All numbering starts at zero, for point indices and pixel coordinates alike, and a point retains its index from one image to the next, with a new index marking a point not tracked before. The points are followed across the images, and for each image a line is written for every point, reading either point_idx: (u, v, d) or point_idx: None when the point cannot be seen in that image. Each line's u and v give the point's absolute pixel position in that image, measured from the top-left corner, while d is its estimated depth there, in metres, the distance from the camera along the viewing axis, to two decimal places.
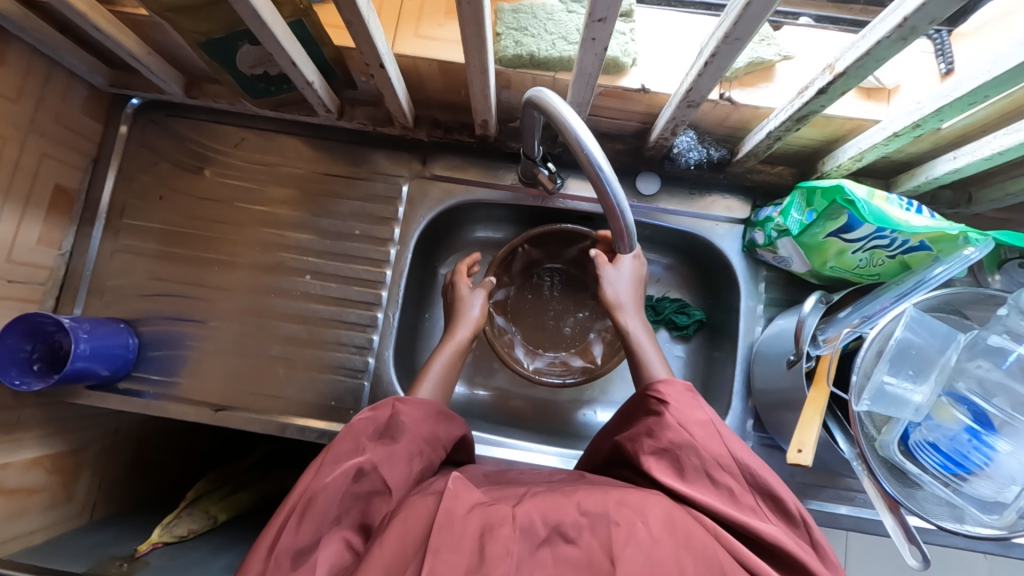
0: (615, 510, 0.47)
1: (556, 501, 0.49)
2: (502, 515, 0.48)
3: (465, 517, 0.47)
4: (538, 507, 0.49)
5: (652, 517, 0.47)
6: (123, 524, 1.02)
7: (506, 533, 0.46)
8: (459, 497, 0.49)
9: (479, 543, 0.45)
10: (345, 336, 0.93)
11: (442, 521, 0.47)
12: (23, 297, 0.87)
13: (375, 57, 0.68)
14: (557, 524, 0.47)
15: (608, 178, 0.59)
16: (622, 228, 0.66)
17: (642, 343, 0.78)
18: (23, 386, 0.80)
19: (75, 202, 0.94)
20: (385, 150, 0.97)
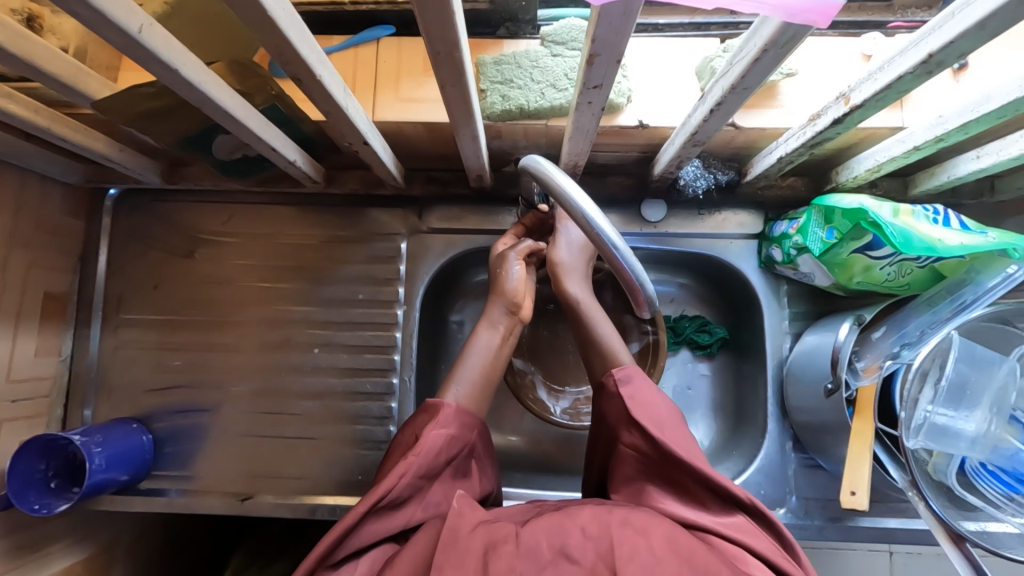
0: (618, 528, 0.51)
1: (559, 520, 0.53)
2: (506, 535, 0.53)
3: (471, 537, 0.52)
4: (541, 527, 0.53)
5: (651, 537, 0.51)
6: None
7: (509, 551, 0.50)
8: (466, 517, 0.55)
9: (485, 563, 0.50)
10: (363, 407, 0.90)
11: (450, 538, 0.52)
12: (29, 413, 0.84)
13: (358, 135, 0.64)
14: (561, 540, 0.51)
15: (624, 255, 0.58)
16: (642, 299, 0.66)
17: (588, 309, 0.79)
18: (44, 509, 0.78)
19: (68, 305, 0.91)
20: (378, 207, 0.94)
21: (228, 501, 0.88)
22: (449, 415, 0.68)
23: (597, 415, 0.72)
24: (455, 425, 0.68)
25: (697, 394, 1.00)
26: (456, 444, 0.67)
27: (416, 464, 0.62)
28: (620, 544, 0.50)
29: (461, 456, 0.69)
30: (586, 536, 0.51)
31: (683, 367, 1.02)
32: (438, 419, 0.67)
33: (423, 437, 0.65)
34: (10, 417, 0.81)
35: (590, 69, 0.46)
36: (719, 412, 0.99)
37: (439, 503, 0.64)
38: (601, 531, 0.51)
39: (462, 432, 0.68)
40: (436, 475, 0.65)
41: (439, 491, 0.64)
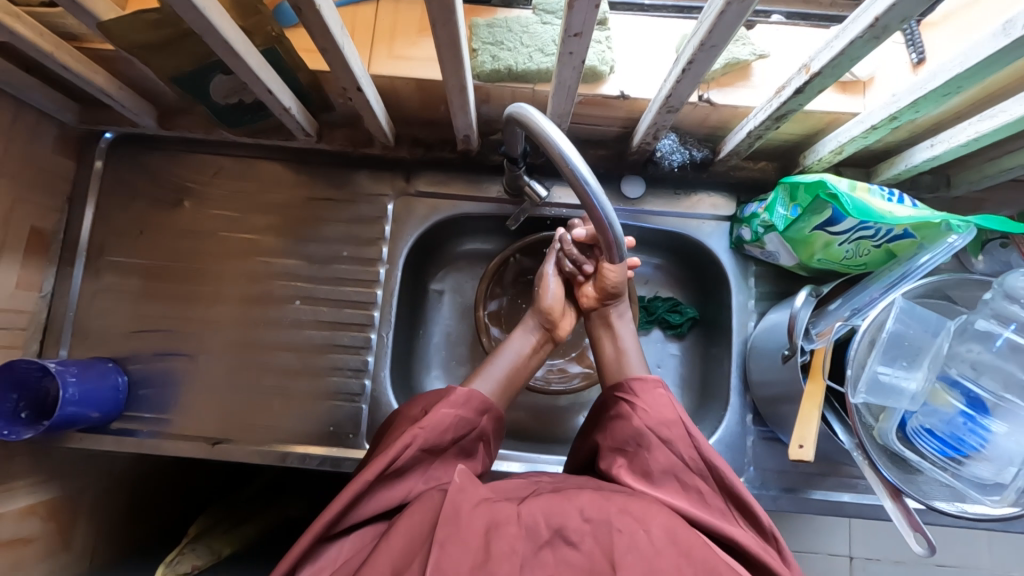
0: (617, 517, 0.54)
1: (561, 503, 0.55)
2: (509, 515, 0.54)
3: (472, 514, 0.53)
4: (544, 511, 0.54)
5: (651, 526, 0.53)
6: (123, 567, 1.02)
7: (511, 532, 0.52)
8: (468, 494, 0.54)
9: (488, 543, 0.51)
10: (340, 360, 0.92)
11: (449, 517, 0.52)
12: (4, 344, 0.84)
13: (352, 81, 0.67)
14: (562, 525, 0.53)
15: (594, 189, 0.56)
16: (613, 241, 0.63)
17: (629, 351, 0.81)
18: (12, 435, 0.78)
19: (52, 243, 0.92)
20: (367, 169, 0.97)
21: (199, 445, 0.89)
22: (461, 397, 0.70)
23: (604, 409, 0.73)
24: (464, 406, 0.69)
25: (666, 373, 1.03)
26: (463, 425, 0.68)
27: (421, 436, 0.65)
28: (620, 534, 0.52)
29: (469, 438, 0.70)
30: (586, 524, 0.53)
31: (655, 346, 1.04)
32: (450, 399, 0.69)
33: (432, 413, 0.67)
34: None
35: (572, 14, 0.50)
36: (686, 391, 1.02)
37: (438, 479, 0.65)
38: (603, 520, 0.53)
39: (475, 415, 0.70)
40: (439, 452, 0.67)
41: (438, 467, 0.66)
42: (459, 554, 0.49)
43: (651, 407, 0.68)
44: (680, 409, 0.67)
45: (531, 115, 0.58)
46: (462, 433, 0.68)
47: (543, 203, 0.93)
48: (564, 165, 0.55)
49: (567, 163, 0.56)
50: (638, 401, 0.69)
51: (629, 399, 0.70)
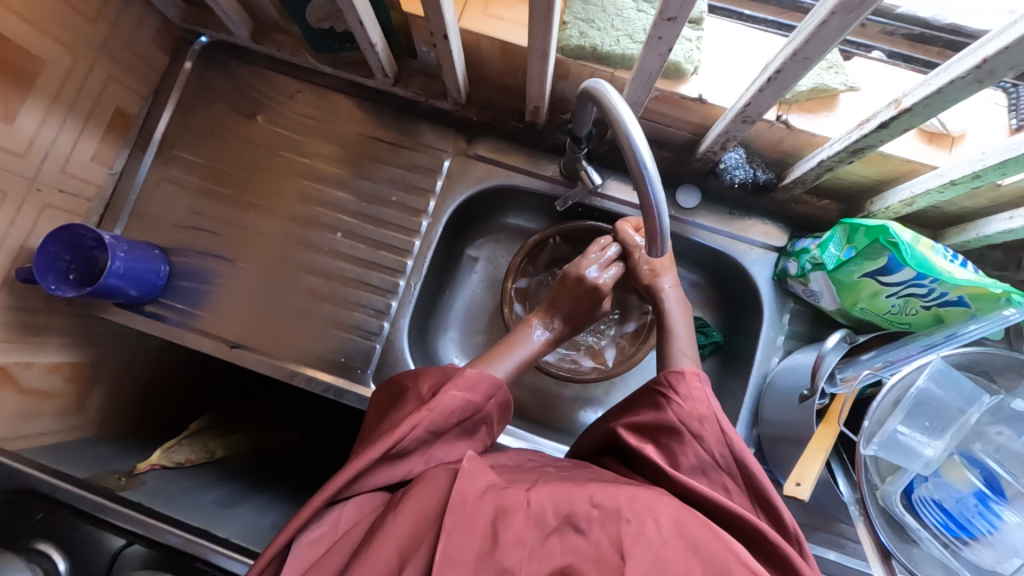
0: (627, 506, 0.56)
1: (567, 491, 0.58)
2: (518, 503, 0.57)
3: (477, 502, 0.57)
4: (552, 499, 0.57)
5: (660, 517, 0.55)
6: (125, 443, 1.08)
7: (519, 521, 0.55)
8: (468, 484, 0.57)
9: (496, 530, 0.55)
10: (365, 298, 0.95)
11: (455, 506, 0.56)
12: (68, 208, 0.89)
13: (442, 28, 0.69)
14: (570, 513, 0.56)
15: (651, 176, 0.55)
16: (657, 233, 0.60)
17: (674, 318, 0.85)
18: (58, 292, 0.84)
19: (132, 126, 0.97)
20: (434, 123, 0.99)
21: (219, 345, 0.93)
22: (470, 379, 0.70)
23: (637, 399, 0.73)
24: (476, 386, 0.70)
25: None
26: (470, 408, 0.69)
27: (428, 419, 0.65)
28: (628, 528, 0.54)
29: (473, 420, 0.70)
30: (594, 516, 0.56)
31: None
32: (460, 381, 0.69)
33: (438, 397, 0.67)
34: (53, 204, 0.86)
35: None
36: None
37: (440, 458, 0.67)
38: (611, 512, 0.56)
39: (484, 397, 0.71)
40: (446, 432, 0.68)
41: (443, 447, 0.67)
42: (464, 539, 0.54)
43: (693, 396, 0.67)
44: (714, 400, 0.67)
45: (605, 92, 0.58)
46: (464, 417, 0.69)
47: (596, 193, 0.94)
48: (627, 145, 0.54)
49: (631, 145, 0.55)
50: (683, 392, 0.68)
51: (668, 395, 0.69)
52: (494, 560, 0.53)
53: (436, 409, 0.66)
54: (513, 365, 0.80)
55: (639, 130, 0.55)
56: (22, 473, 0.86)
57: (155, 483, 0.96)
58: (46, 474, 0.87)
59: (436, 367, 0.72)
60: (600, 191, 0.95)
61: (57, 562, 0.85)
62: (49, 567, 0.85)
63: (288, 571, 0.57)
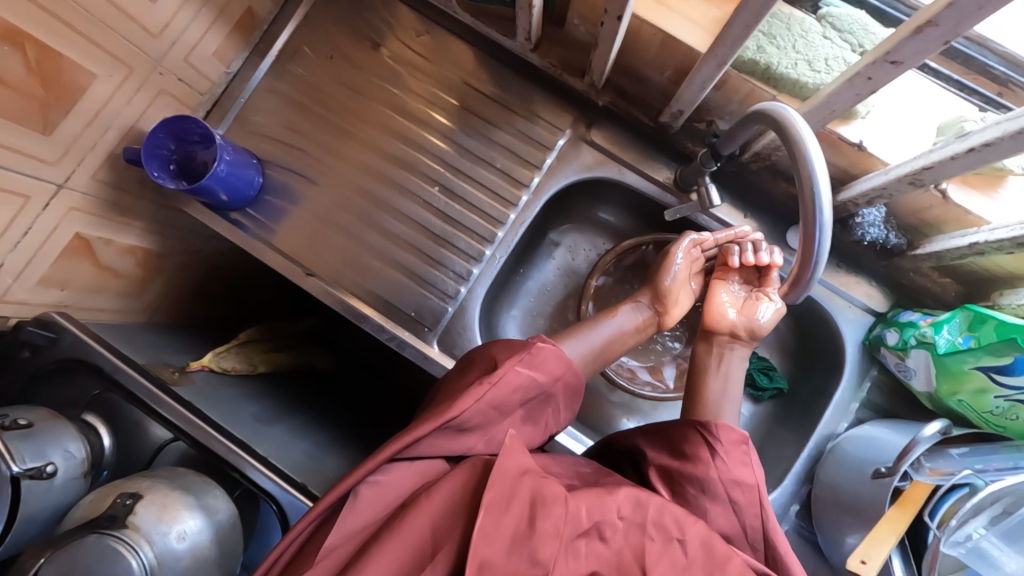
0: (649, 525, 0.57)
1: (603, 492, 0.58)
2: (555, 495, 0.55)
3: (516, 483, 0.56)
4: (588, 499, 0.56)
5: (686, 538, 0.57)
6: (176, 337, 1.10)
7: (557, 513, 0.54)
8: (509, 462, 0.56)
9: (534, 516, 0.54)
10: (447, 259, 0.93)
11: (495, 481, 0.55)
12: (181, 98, 0.88)
13: (620, 9, 0.65)
14: (602, 517, 0.56)
15: (824, 221, 0.56)
16: (803, 277, 0.60)
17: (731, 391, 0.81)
18: (160, 181, 0.84)
19: (256, 29, 0.94)
20: (556, 98, 0.95)
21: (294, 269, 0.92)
22: (540, 355, 0.69)
23: (670, 435, 0.71)
24: (544, 364, 0.69)
25: None
26: (534, 388, 0.68)
27: (492, 392, 0.63)
28: (651, 546, 0.56)
29: (535, 399, 0.70)
30: (621, 523, 0.56)
31: None
32: (527, 358, 0.68)
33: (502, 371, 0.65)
34: (168, 90, 0.85)
35: (908, 42, 0.46)
36: None
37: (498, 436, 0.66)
38: (641, 523, 0.57)
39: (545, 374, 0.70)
40: (509, 410, 0.66)
41: (508, 420, 0.66)
42: (502, 514, 0.53)
43: (731, 452, 0.66)
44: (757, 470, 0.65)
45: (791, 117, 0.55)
46: (526, 395, 0.68)
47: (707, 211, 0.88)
48: (807, 181, 0.54)
49: (811, 184, 0.55)
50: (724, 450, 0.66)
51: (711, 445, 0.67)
52: (526, 544, 0.52)
53: (502, 385, 0.64)
54: (596, 346, 0.83)
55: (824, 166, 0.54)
56: (85, 345, 0.87)
57: (203, 384, 0.97)
58: (107, 351, 0.88)
59: (502, 341, 0.72)
60: (710, 210, 0.90)
61: (102, 436, 0.86)
62: (94, 440, 0.85)
63: (339, 527, 0.56)
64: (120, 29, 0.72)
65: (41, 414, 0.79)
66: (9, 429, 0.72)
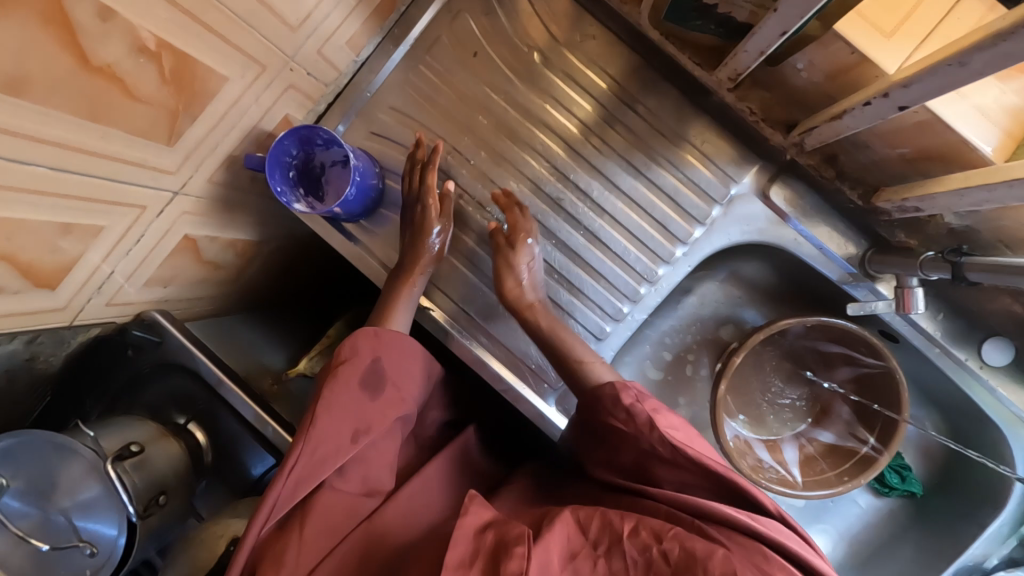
0: (630, 539, 0.54)
1: (574, 540, 0.56)
2: (519, 535, 0.52)
3: (478, 538, 0.54)
4: (557, 540, 0.55)
5: (666, 543, 0.53)
6: (270, 328, 1.05)
7: (521, 554, 0.50)
8: (470, 519, 0.56)
9: (496, 562, 0.50)
10: (578, 311, 0.82)
11: (457, 541, 0.53)
12: (306, 92, 0.76)
13: (911, 97, 0.48)
14: (575, 567, 0.53)
15: None
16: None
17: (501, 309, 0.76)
18: (286, 199, 0.75)
19: (394, 11, 0.80)
20: (734, 140, 0.80)
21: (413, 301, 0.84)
22: (378, 337, 0.72)
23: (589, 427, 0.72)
24: (387, 348, 0.72)
25: (838, 511, 0.94)
26: (369, 380, 0.70)
27: (328, 420, 0.65)
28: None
29: (370, 378, 0.70)
30: (599, 564, 0.53)
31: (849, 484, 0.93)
32: (350, 358, 0.70)
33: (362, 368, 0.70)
34: (296, 86, 0.73)
35: None
36: (847, 542, 0.94)
37: (365, 428, 0.67)
38: (616, 552, 0.54)
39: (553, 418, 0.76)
40: (353, 409, 0.67)
41: (378, 416, 0.69)
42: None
43: (639, 423, 0.65)
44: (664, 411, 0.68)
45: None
46: (362, 391, 0.69)
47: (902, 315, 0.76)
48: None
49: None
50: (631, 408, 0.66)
51: (612, 411, 0.68)
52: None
53: (341, 395, 0.67)
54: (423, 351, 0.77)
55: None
56: (188, 353, 0.82)
57: (301, 395, 0.93)
58: (212, 361, 0.83)
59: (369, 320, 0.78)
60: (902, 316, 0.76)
61: (199, 438, 0.84)
62: (192, 445, 0.83)
63: None
64: (261, 26, 0.60)
65: (148, 431, 0.78)
66: (126, 458, 0.72)
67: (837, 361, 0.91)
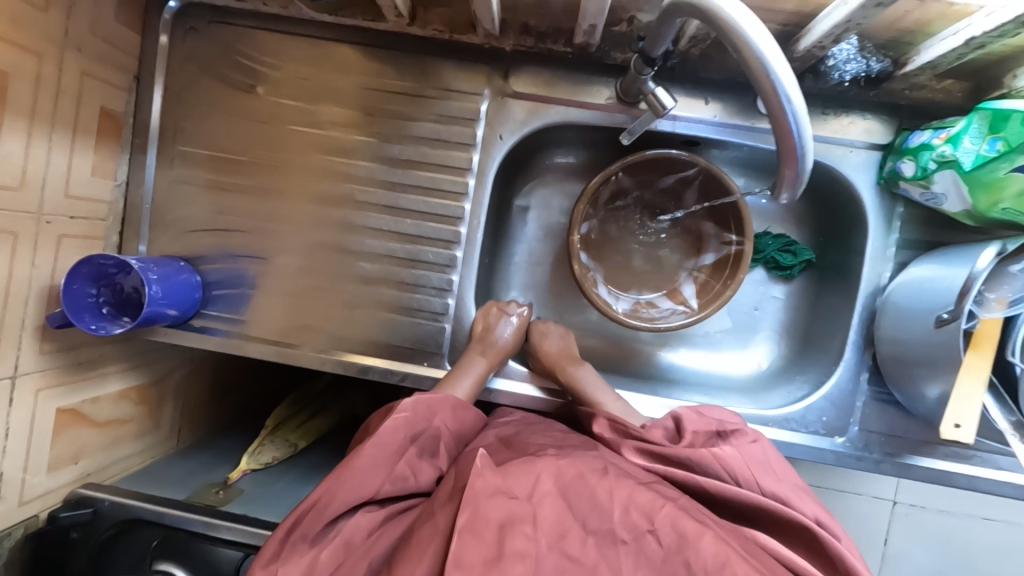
0: (657, 519, 0.55)
1: (564, 520, 0.55)
2: (525, 513, 0.54)
3: (488, 504, 0.54)
4: (546, 520, 0.54)
5: (657, 528, 0.54)
6: (212, 449, 1.10)
7: (525, 531, 0.53)
8: (480, 481, 0.55)
9: (503, 537, 0.52)
10: (423, 277, 0.87)
11: (465, 504, 0.54)
12: (85, 233, 0.81)
13: None
14: (562, 546, 0.53)
15: (795, 110, 0.46)
16: (794, 175, 0.51)
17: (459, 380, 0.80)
18: (101, 330, 0.77)
19: (124, 126, 0.85)
20: (459, 61, 0.84)
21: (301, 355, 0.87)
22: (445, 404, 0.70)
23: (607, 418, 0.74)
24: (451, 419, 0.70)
25: (763, 312, 0.96)
26: (424, 431, 0.66)
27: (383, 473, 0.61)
28: (621, 554, 0.54)
29: (426, 437, 0.66)
30: (589, 543, 0.54)
31: (755, 286, 0.97)
32: (430, 410, 0.68)
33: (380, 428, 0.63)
34: (69, 234, 0.78)
35: None
36: (787, 337, 0.95)
37: (406, 478, 0.63)
38: (605, 535, 0.54)
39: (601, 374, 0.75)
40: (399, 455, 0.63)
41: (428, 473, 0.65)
42: (471, 539, 0.52)
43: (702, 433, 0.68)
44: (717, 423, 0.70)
45: None
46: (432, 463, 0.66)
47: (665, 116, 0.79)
48: (750, 56, 0.45)
49: (766, 73, 0.45)
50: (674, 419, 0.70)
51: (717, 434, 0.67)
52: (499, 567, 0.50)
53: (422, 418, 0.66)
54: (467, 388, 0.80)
55: (755, 26, 0.44)
56: (120, 504, 0.84)
57: (251, 488, 0.96)
58: (146, 500, 0.86)
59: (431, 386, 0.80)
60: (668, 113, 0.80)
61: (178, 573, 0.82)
62: None
63: None
64: None
65: None
66: None
67: (676, 188, 0.94)
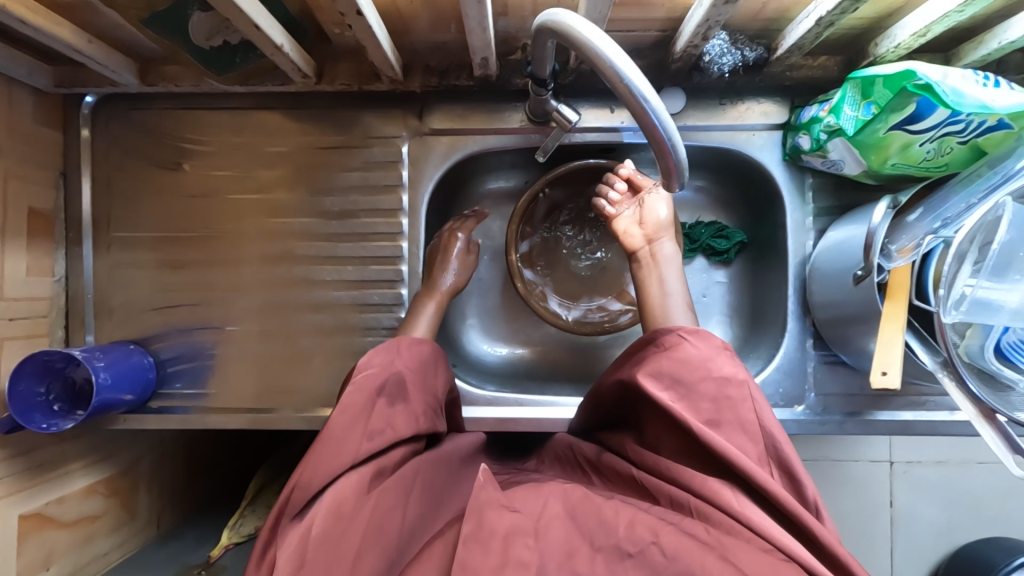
0: (663, 533, 0.49)
1: (571, 541, 0.51)
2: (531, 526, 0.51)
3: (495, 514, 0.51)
4: (551, 543, 0.50)
5: (661, 540, 0.49)
6: (194, 531, 1.07)
7: (528, 544, 0.49)
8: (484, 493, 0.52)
9: (507, 548, 0.49)
10: (373, 320, 0.88)
11: (472, 516, 0.51)
12: (28, 332, 0.81)
13: (351, 4, 0.58)
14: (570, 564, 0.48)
15: (654, 108, 0.51)
16: (674, 168, 0.56)
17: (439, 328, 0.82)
18: (53, 427, 0.76)
19: (55, 222, 0.86)
20: (375, 108, 0.87)
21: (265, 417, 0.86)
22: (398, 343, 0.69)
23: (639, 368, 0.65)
24: (410, 356, 0.68)
25: (711, 298, 0.99)
26: (395, 383, 0.64)
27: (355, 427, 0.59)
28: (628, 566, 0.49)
29: (394, 384, 0.64)
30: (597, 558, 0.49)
31: (699, 274, 1.00)
32: (400, 361, 0.67)
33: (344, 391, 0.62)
34: (11, 335, 0.78)
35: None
36: (738, 318, 0.98)
37: (382, 430, 0.60)
38: (610, 550, 0.49)
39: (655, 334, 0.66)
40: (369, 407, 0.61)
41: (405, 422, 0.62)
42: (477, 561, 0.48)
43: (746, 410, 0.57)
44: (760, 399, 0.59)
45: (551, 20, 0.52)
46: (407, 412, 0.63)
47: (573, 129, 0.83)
48: (609, 71, 0.49)
49: (622, 79, 0.50)
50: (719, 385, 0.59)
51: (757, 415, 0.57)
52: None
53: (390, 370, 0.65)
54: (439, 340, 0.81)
55: (609, 46, 0.50)
56: None
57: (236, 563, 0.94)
58: None
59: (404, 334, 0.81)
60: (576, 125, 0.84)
61: None
62: None
63: None
64: None
65: None
66: None
67: None
